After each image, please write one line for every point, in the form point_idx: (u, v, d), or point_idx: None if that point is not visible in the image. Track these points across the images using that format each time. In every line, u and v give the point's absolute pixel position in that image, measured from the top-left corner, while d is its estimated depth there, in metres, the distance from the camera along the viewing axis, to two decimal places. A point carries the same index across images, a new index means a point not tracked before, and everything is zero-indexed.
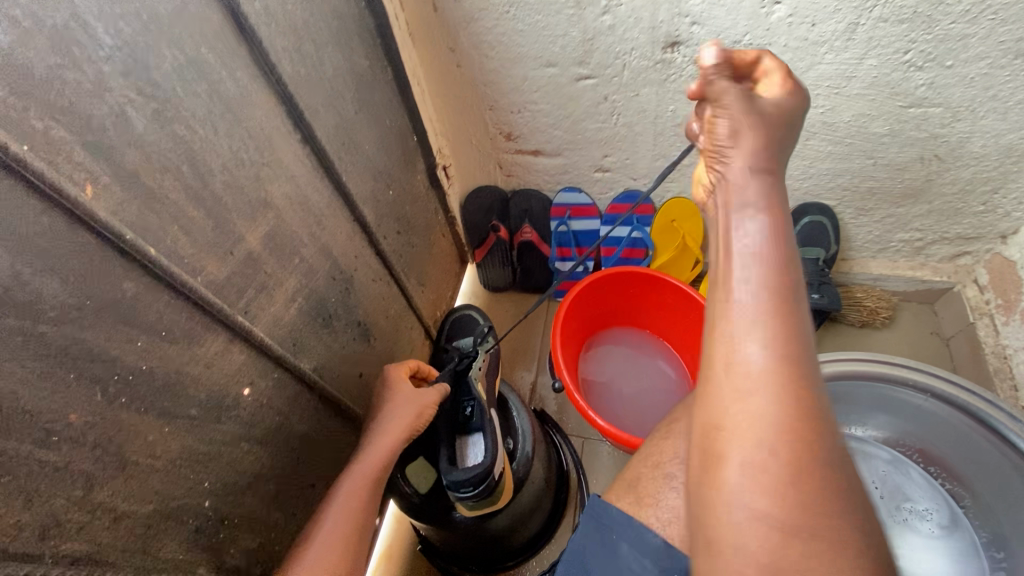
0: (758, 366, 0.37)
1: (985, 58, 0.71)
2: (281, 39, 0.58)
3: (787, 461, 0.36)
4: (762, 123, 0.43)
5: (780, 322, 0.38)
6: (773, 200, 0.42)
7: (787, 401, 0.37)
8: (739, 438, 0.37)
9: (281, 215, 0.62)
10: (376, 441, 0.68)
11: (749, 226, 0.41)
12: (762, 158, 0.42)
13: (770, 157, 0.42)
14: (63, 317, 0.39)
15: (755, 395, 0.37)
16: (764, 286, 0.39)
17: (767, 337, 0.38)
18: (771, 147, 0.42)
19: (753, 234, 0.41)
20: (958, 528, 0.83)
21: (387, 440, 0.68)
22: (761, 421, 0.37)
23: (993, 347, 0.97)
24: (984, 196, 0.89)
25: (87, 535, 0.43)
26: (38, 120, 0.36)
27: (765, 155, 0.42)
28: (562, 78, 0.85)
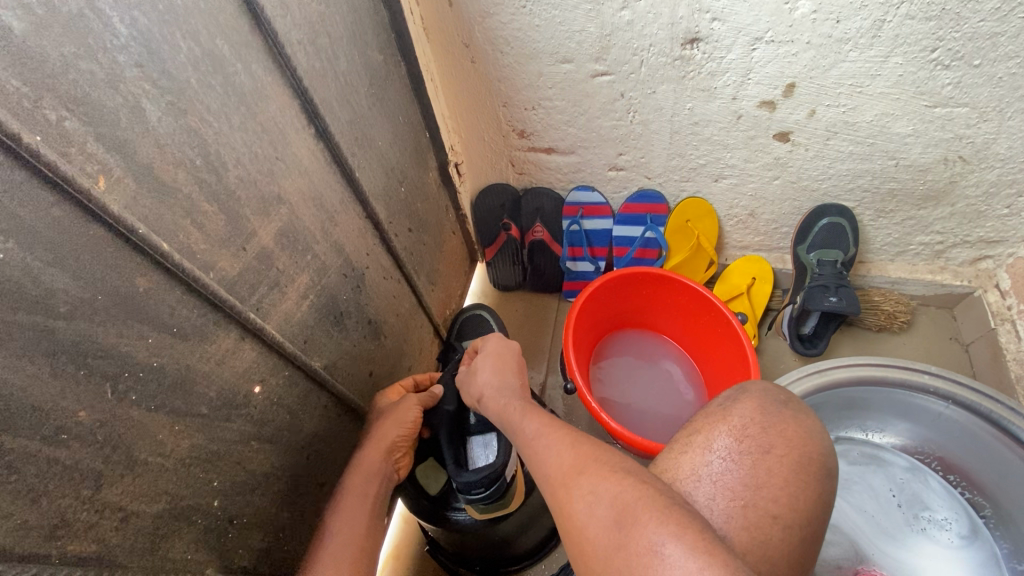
0: (558, 458, 0.47)
1: (1015, 57, 0.69)
2: (296, 32, 0.57)
3: (595, 509, 0.41)
4: (498, 353, 0.69)
5: (553, 434, 0.50)
6: (513, 390, 0.63)
7: (578, 472, 0.44)
8: (569, 527, 0.42)
9: (294, 211, 0.61)
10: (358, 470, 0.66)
11: (501, 401, 0.60)
12: (496, 368, 0.66)
13: (499, 368, 0.66)
14: (74, 312, 0.38)
15: (562, 487, 0.44)
16: (528, 422, 0.54)
17: (550, 443, 0.49)
18: (501, 363, 0.67)
19: (509, 394, 0.61)
20: (978, 538, 0.82)
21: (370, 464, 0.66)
22: (570, 503, 0.43)
23: (1014, 354, 0.95)
24: (1008, 198, 0.87)
25: (95, 536, 0.42)
26: (51, 110, 0.35)
27: (497, 365, 0.67)
28: (577, 75, 0.84)
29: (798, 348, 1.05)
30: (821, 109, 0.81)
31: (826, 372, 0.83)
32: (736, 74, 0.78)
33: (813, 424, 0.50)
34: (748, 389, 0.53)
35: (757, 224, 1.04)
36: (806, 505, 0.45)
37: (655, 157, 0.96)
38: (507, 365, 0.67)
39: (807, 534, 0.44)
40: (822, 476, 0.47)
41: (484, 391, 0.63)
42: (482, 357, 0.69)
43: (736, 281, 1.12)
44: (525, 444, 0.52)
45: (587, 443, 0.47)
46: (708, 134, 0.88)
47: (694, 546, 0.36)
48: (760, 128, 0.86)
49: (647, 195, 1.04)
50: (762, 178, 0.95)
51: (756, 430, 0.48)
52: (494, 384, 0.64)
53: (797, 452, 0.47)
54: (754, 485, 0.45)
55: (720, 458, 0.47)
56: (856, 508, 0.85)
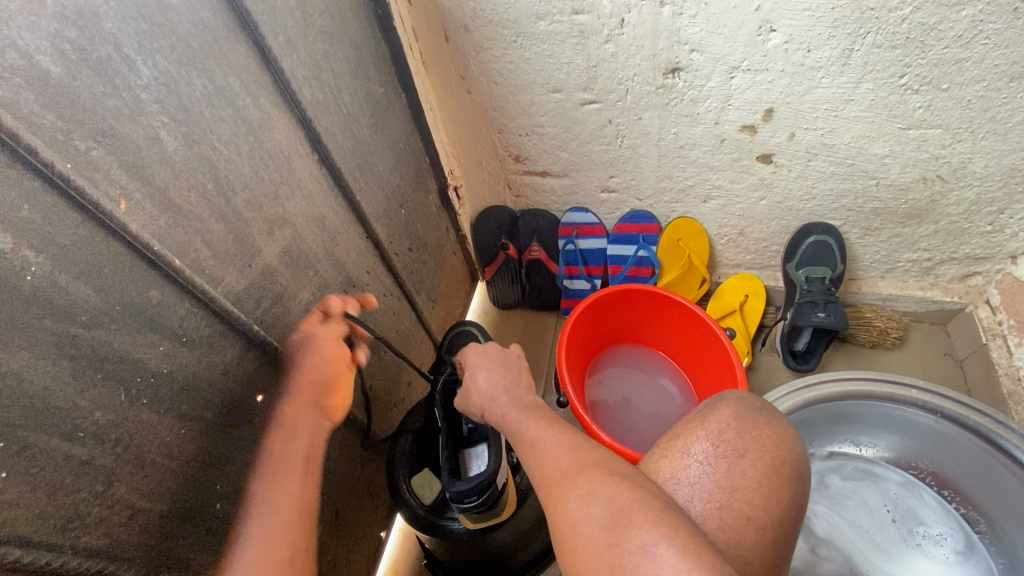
0: (557, 459, 0.49)
1: (981, 81, 0.72)
2: (301, 69, 0.63)
3: (590, 507, 0.43)
4: (493, 355, 0.68)
5: (551, 434, 0.52)
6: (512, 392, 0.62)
7: (576, 472, 0.46)
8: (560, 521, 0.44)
9: (298, 231, 0.65)
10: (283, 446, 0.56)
11: (502, 404, 0.61)
12: (494, 371, 0.66)
13: (495, 371, 0.66)
14: (94, 321, 0.43)
15: (558, 483, 0.46)
16: (525, 420, 0.56)
17: (547, 442, 0.51)
18: (499, 367, 0.66)
19: (505, 399, 0.61)
20: (973, 554, 0.81)
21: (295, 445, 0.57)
22: (565, 499, 0.45)
23: (1007, 369, 0.96)
24: (990, 215, 0.89)
25: (105, 529, 0.45)
26: (81, 142, 0.40)
27: (494, 368, 0.66)
28: (567, 103, 0.89)
29: (790, 364, 1.06)
30: (800, 132, 0.84)
31: (816, 387, 0.85)
32: (716, 101, 0.83)
33: (786, 429, 0.52)
34: (726, 396, 0.55)
35: (747, 242, 1.07)
36: (778, 507, 0.47)
37: (645, 179, 1.00)
38: (505, 369, 0.66)
39: (780, 536, 0.46)
40: (794, 480, 0.49)
41: (487, 397, 0.63)
42: (476, 359, 0.67)
43: (729, 299, 1.14)
44: (521, 441, 0.54)
45: (584, 444, 0.50)
46: (694, 157, 0.93)
47: (684, 550, 0.39)
48: (743, 151, 0.89)
49: (639, 215, 1.08)
50: (749, 199, 0.98)
51: (731, 435, 0.51)
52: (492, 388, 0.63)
53: (770, 456, 0.49)
54: (728, 488, 0.47)
55: (697, 462, 0.49)
56: (850, 524, 0.85)
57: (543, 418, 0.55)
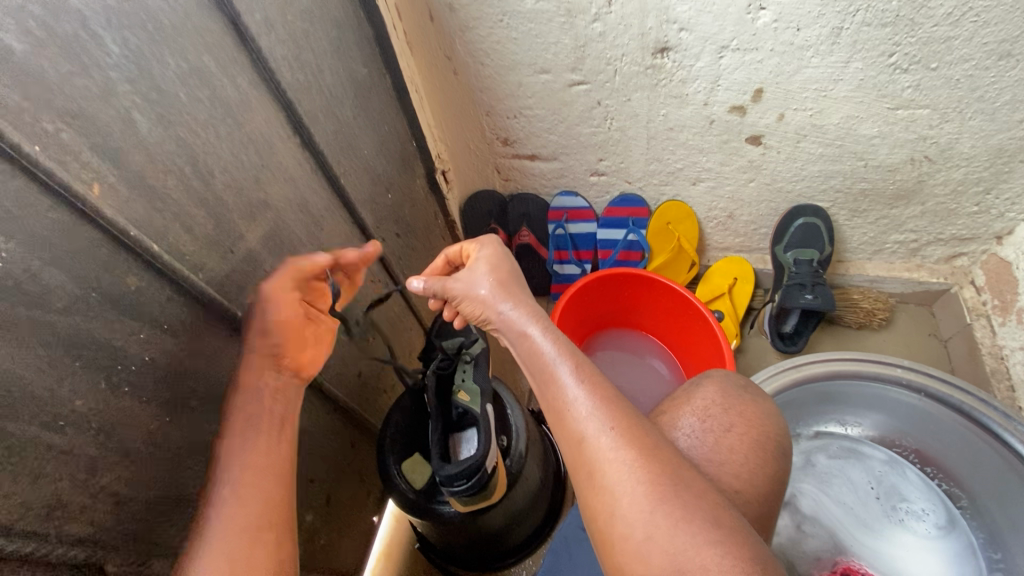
0: (620, 429, 0.44)
1: (969, 60, 0.72)
2: (280, 48, 0.61)
3: (646, 490, 0.41)
4: (500, 265, 0.57)
5: (595, 391, 0.47)
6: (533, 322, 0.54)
7: (632, 448, 0.43)
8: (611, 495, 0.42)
9: (280, 215, 0.64)
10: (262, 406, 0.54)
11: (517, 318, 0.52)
12: (499, 287, 0.55)
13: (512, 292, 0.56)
14: (70, 308, 0.42)
15: (610, 456, 0.43)
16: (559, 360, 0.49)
17: (591, 400, 0.46)
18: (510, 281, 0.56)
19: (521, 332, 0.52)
20: (955, 528, 0.82)
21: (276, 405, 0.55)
22: (617, 475, 0.42)
23: (990, 348, 0.97)
24: (976, 196, 0.90)
25: (90, 518, 0.45)
26: (50, 123, 0.39)
27: (500, 284, 0.55)
28: (556, 85, 0.88)
29: (778, 346, 1.07)
30: (789, 113, 0.84)
31: (803, 368, 0.86)
32: (705, 81, 0.82)
33: (770, 407, 0.53)
34: (711, 374, 0.56)
35: (736, 225, 1.08)
36: (765, 481, 0.47)
37: (634, 162, 0.99)
38: (508, 288, 0.55)
39: (765, 510, 0.46)
40: (779, 456, 0.49)
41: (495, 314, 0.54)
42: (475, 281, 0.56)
43: (718, 282, 1.14)
44: (556, 390, 0.48)
45: (636, 416, 0.45)
46: (683, 139, 0.92)
47: (738, 552, 0.39)
48: (732, 133, 0.89)
49: (629, 198, 1.08)
50: (738, 181, 0.98)
51: (717, 410, 0.51)
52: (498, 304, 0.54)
53: (756, 431, 0.50)
54: (716, 461, 0.48)
55: (684, 435, 0.50)
56: (835, 501, 0.87)
57: (582, 365, 0.49)
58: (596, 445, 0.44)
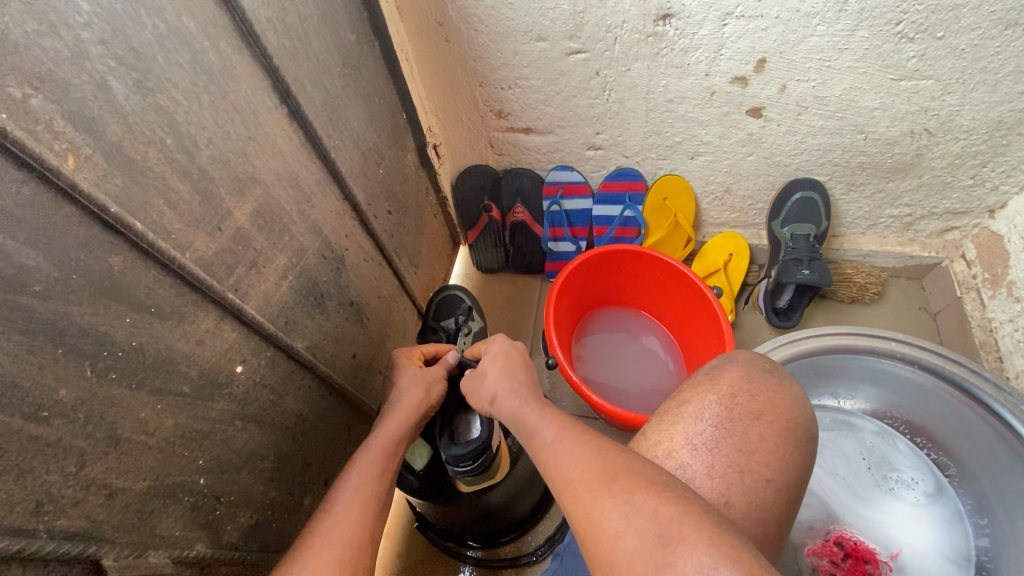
0: (586, 463, 0.45)
1: (976, 29, 0.71)
2: (264, 10, 0.57)
3: (633, 522, 0.39)
4: (508, 354, 0.65)
5: (580, 446, 0.47)
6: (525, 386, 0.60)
7: (614, 482, 0.42)
8: (602, 538, 0.40)
9: (269, 190, 0.61)
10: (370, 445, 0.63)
11: (513, 404, 0.57)
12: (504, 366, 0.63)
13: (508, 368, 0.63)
14: (48, 291, 0.39)
15: (596, 498, 0.42)
16: (550, 434, 0.51)
17: (573, 454, 0.47)
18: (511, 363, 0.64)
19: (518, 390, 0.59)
20: (943, 496, 0.84)
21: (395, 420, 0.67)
22: (604, 515, 0.41)
23: (979, 321, 0.99)
24: (973, 169, 0.90)
25: (82, 512, 0.43)
26: (16, 88, 0.35)
27: (508, 366, 0.63)
28: (553, 53, 0.84)
29: (773, 321, 1.08)
30: (791, 84, 0.82)
31: (799, 343, 0.85)
32: (708, 50, 0.79)
33: (798, 390, 0.52)
34: (735, 357, 0.55)
35: (733, 200, 1.06)
36: (794, 468, 0.47)
37: (632, 135, 0.97)
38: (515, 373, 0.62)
39: (794, 495, 0.47)
40: (807, 441, 0.49)
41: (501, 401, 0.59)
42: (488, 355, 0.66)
43: (713, 258, 1.14)
44: (546, 455, 0.49)
45: (620, 457, 0.45)
46: (683, 111, 0.90)
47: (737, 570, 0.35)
48: (733, 104, 0.87)
49: (626, 173, 1.05)
50: (736, 155, 0.96)
51: (744, 397, 0.50)
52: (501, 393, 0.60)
53: (784, 417, 0.49)
54: (746, 452, 0.47)
55: (712, 427, 0.49)
56: (827, 472, 0.88)
57: (568, 433, 0.50)
58: (565, 483, 0.45)
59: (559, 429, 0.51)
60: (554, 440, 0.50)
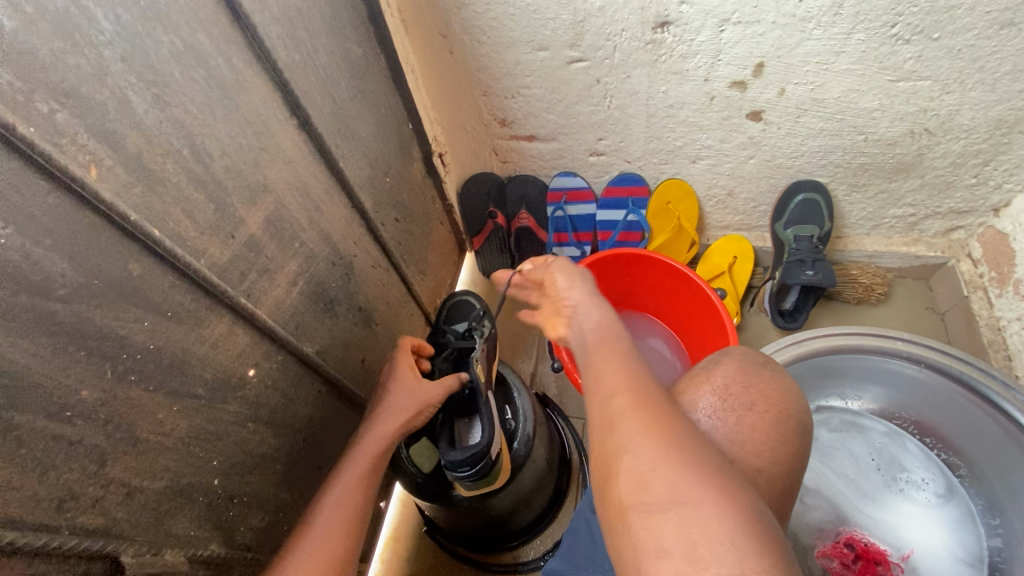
0: (621, 383, 0.42)
1: (971, 30, 0.71)
2: (275, 27, 0.59)
3: (653, 452, 0.37)
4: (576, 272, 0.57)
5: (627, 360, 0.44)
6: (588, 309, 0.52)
7: (643, 410, 0.40)
8: (617, 458, 0.39)
9: (281, 200, 0.63)
10: (367, 448, 0.66)
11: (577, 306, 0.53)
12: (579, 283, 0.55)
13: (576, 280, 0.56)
14: (72, 296, 0.40)
15: (627, 419, 0.40)
16: (595, 340, 0.48)
17: (613, 371, 0.44)
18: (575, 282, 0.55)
19: (583, 311, 0.52)
20: (955, 497, 0.83)
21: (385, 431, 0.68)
22: (628, 435, 0.39)
23: (987, 320, 0.99)
24: (975, 167, 0.90)
25: (101, 509, 0.45)
26: (43, 103, 0.37)
27: (574, 277, 0.56)
28: (554, 62, 0.86)
29: (779, 323, 1.08)
30: (790, 87, 0.83)
31: (805, 343, 0.85)
32: (706, 56, 0.81)
33: (791, 383, 0.53)
34: (729, 351, 0.56)
35: (736, 203, 1.07)
36: (786, 459, 0.48)
37: (634, 141, 0.98)
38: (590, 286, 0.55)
39: (786, 487, 0.47)
40: (800, 433, 0.50)
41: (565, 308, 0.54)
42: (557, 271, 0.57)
43: (718, 261, 1.14)
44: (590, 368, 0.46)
45: (657, 387, 0.43)
46: (683, 116, 0.91)
47: (740, 514, 0.34)
48: (733, 109, 0.88)
49: (629, 178, 1.07)
50: (738, 158, 0.97)
51: (738, 389, 0.51)
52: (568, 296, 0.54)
53: (777, 408, 0.50)
54: (737, 441, 0.48)
55: (705, 417, 0.49)
56: (836, 472, 0.87)
57: (610, 347, 0.47)
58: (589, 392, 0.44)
59: (600, 338, 0.48)
60: (591, 354, 0.47)
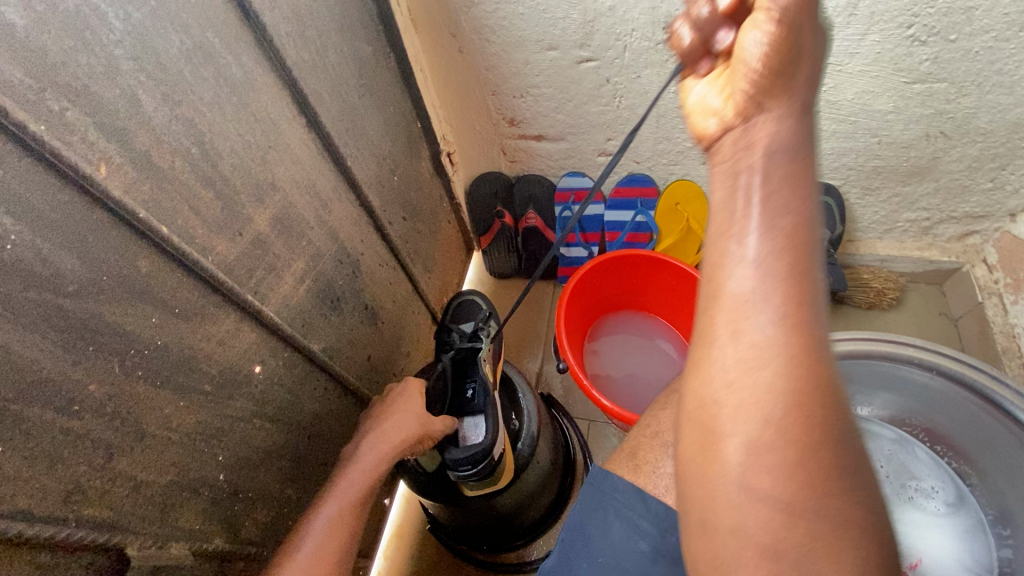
0: (767, 307, 0.31)
1: (990, 31, 0.70)
2: (285, 26, 0.60)
3: (762, 433, 0.31)
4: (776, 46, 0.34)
5: (795, 270, 0.32)
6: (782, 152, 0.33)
7: (784, 373, 0.31)
8: (718, 413, 0.33)
9: (288, 198, 0.63)
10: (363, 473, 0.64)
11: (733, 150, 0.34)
12: (766, 87, 0.35)
13: (794, 117, 0.34)
14: (82, 292, 0.41)
15: (746, 371, 0.32)
16: (742, 223, 0.33)
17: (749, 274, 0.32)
18: (772, 81, 0.34)
19: (757, 154, 0.33)
20: (966, 506, 0.78)
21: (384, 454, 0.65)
22: (732, 385, 0.32)
23: (1002, 327, 0.97)
24: (991, 171, 0.88)
25: (108, 502, 0.45)
26: (54, 101, 0.38)
27: (774, 69, 0.34)
28: (563, 62, 0.86)
29: None
30: None
31: None
32: None
33: None
34: None
35: None
36: None
37: (644, 141, 0.98)
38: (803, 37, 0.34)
39: None
40: None
41: (743, 85, 0.35)
42: (749, 97, 0.35)
43: None
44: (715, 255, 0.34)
45: (818, 326, 0.32)
46: None
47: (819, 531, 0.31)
48: None
49: (637, 178, 1.07)
50: None
51: None
52: (758, 95, 0.35)
53: None
54: None
55: None
56: None
57: (784, 235, 0.32)
58: (723, 289, 0.33)
59: (776, 236, 0.32)
60: (725, 227, 0.33)
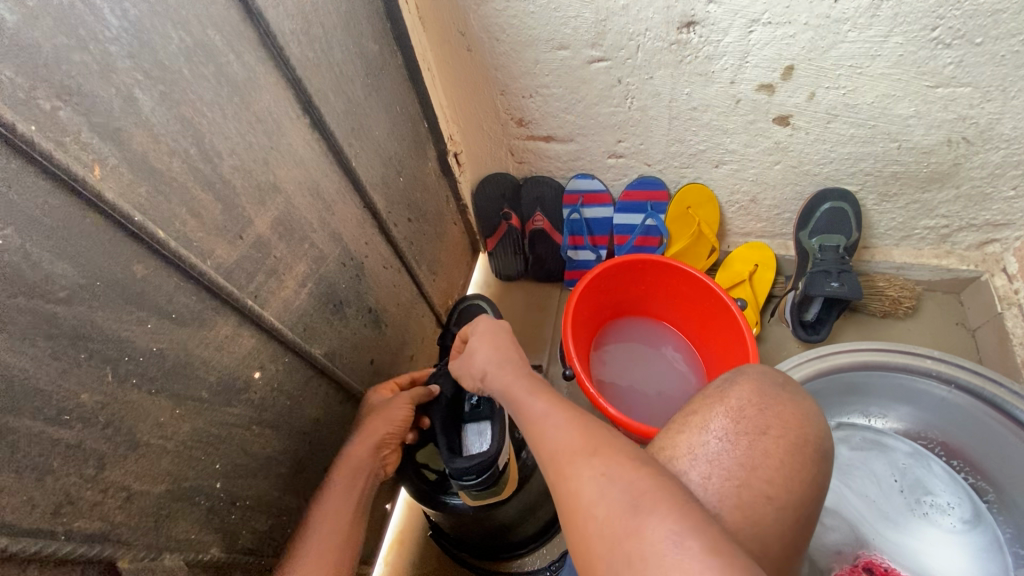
0: (568, 435, 0.45)
1: (1017, 35, 0.68)
2: (289, 23, 0.58)
3: (619, 480, 0.40)
4: (495, 331, 0.64)
5: (570, 412, 0.48)
6: (516, 361, 0.58)
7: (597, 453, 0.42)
8: (580, 506, 0.40)
9: (290, 199, 0.62)
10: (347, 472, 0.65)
11: (506, 381, 0.56)
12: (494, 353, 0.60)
13: (496, 345, 0.61)
14: (73, 298, 0.40)
15: (573, 470, 0.42)
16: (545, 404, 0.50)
17: (561, 423, 0.47)
18: (500, 341, 0.62)
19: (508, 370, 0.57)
20: (982, 523, 0.79)
21: (361, 449, 0.67)
22: (585, 483, 0.41)
23: (1021, 339, 0.94)
24: (1014, 179, 0.85)
25: (99, 514, 0.44)
26: (45, 100, 0.36)
27: (496, 346, 0.61)
28: (574, 62, 0.84)
29: (800, 335, 1.04)
30: (820, 91, 0.80)
31: (829, 358, 0.82)
32: (733, 58, 0.78)
33: (810, 405, 0.50)
34: (746, 370, 0.53)
35: (758, 210, 1.04)
36: (801, 486, 0.45)
37: (655, 143, 0.95)
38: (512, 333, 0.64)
39: (802, 515, 0.45)
40: (818, 459, 0.47)
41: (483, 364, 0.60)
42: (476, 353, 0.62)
43: (738, 269, 1.11)
44: (535, 427, 0.48)
45: (600, 428, 0.46)
46: (707, 119, 0.88)
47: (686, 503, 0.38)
48: (759, 113, 0.85)
49: (648, 181, 1.04)
50: (762, 163, 0.94)
51: (753, 412, 0.49)
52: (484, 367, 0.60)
53: (793, 432, 0.47)
54: (748, 466, 0.46)
55: (716, 438, 0.47)
56: (856, 493, 0.83)
57: (568, 403, 0.49)
58: (542, 445, 0.46)
59: (559, 408, 0.49)
60: (539, 410, 0.50)
